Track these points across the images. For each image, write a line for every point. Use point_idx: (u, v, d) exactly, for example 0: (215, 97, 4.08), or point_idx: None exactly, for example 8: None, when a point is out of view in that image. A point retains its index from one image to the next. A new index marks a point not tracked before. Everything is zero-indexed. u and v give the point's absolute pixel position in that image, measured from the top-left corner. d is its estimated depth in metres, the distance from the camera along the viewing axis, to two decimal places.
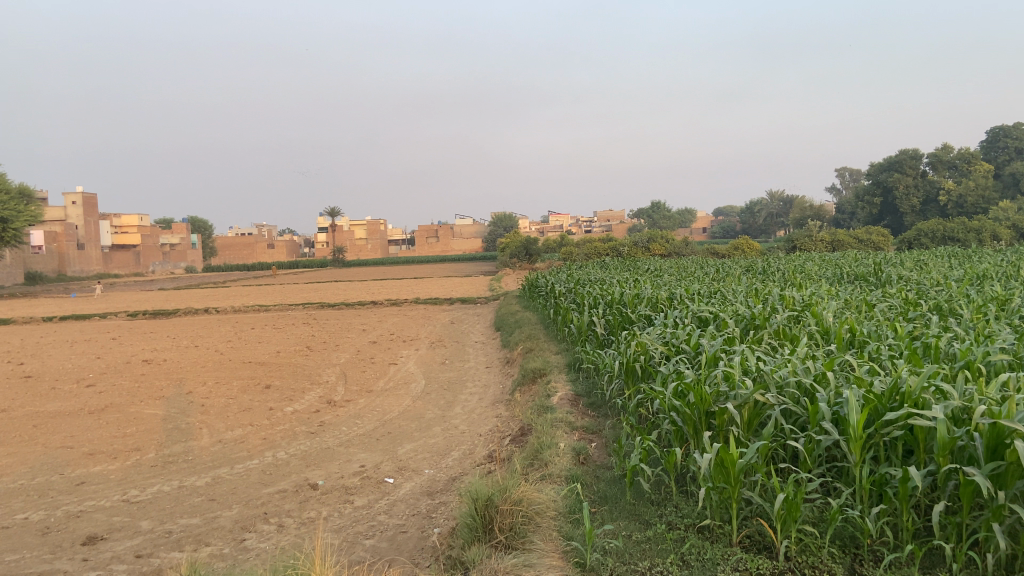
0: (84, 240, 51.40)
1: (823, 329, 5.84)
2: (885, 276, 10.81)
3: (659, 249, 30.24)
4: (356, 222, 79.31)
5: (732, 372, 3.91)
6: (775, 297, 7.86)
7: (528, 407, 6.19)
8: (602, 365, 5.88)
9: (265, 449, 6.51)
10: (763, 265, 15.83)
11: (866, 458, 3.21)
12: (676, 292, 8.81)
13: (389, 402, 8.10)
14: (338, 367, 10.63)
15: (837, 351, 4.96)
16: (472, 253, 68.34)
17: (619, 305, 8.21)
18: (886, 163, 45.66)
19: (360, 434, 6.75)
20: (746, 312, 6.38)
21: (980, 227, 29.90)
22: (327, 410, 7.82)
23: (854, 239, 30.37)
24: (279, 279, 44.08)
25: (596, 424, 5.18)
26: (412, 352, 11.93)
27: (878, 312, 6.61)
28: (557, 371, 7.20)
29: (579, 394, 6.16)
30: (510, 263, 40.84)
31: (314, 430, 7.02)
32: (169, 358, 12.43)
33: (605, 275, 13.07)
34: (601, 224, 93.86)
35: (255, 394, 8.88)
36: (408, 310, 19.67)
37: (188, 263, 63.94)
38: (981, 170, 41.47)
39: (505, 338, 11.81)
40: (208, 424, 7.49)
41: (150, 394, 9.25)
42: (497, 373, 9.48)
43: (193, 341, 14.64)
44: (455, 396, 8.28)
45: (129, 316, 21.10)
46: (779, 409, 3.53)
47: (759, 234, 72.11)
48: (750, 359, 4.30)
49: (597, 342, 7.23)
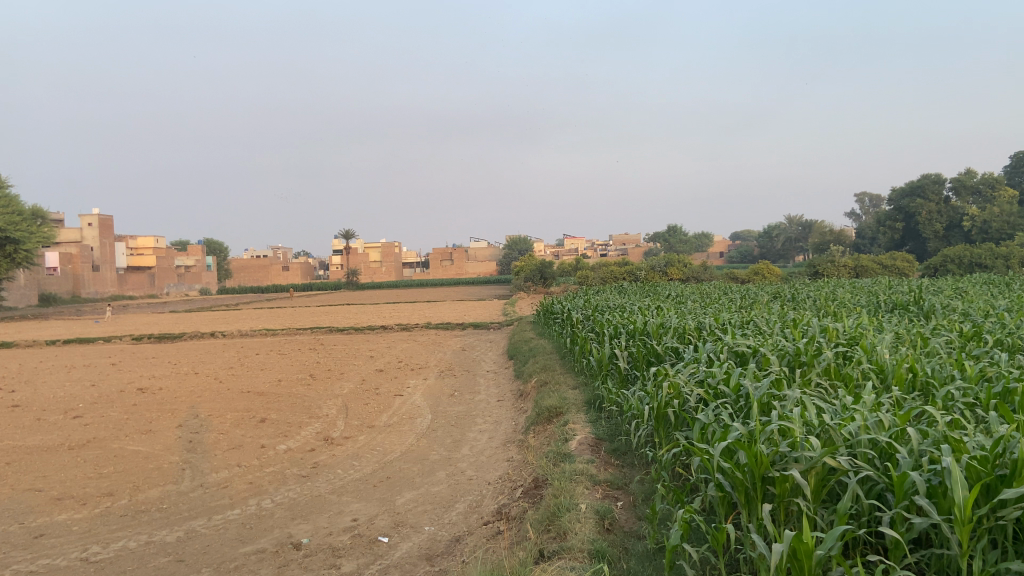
0: (99, 262, 51.35)
1: (879, 369, 5.17)
2: (925, 305, 10.06)
3: (677, 274, 29.53)
4: (372, 246, 79.09)
5: (790, 427, 3.25)
6: (816, 329, 7.17)
7: (543, 453, 5.52)
8: (627, 407, 5.23)
9: (249, 496, 5.85)
10: (791, 292, 15.08)
11: (977, 549, 2.55)
12: (705, 321, 8.13)
13: (391, 441, 7.44)
14: (340, 399, 9.97)
15: (904, 396, 4.30)
16: (487, 277, 67.78)
17: (643, 336, 7.55)
18: (908, 188, 44.83)
19: (356, 480, 6.07)
20: (788, 346, 5.71)
21: (1007, 253, 28.91)
22: (323, 449, 7.16)
23: (878, 266, 29.50)
24: (293, 301, 43.67)
25: (622, 478, 4.51)
26: (420, 382, 11.25)
27: (937, 348, 5.92)
28: (575, 410, 6.51)
29: (601, 438, 5.50)
30: (525, 287, 40.18)
31: (306, 473, 6.35)
32: (166, 387, 11.83)
33: (625, 301, 12.37)
34: (617, 248, 93.26)
35: (248, 429, 8.23)
36: (419, 336, 19.03)
37: (203, 285, 63.79)
38: (1006, 196, 40.56)
39: (519, 368, 11.14)
40: (193, 465, 6.83)
41: (138, 428, 8.63)
42: (510, 408, 8.80)
43: (194, 368, 14.07)
44: (463, 434, 7.60)
45: (135, 340, 20.61)
46: (857, 479, 2.87)
47: (776, 259, 71.21)
48: (808, 409, 3.64)
49: (621, 378, 6.55)
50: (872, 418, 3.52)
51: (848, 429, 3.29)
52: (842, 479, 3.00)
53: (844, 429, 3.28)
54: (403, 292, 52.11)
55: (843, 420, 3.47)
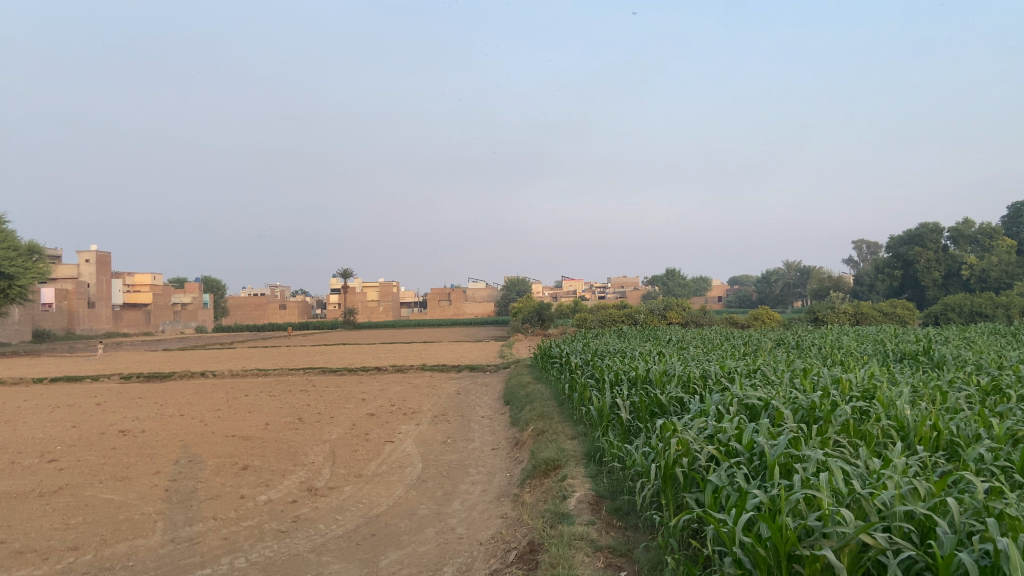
0: (95, 298, 50.94)
1: (900, 427, 4.83)
2: (936, 355, 9.72)
3: (676, 318, 29.19)
4: (370, 286, 78.85)
5: (817, 495, 2.89)
6: (827, 379, 6.82)
7: (538, 513, 5.13)
8: (631, 463, 4.86)
9: (222, 553, 5.41)
10: (794, 339, 14.73)
11: None
12: (710, 369, 7.78)
13: (379, 492, 7.02)
14: (328, 445, 9.55)
15: (932, 457, 3.95)
16: (485, 318, 67.40)
17: (645, 384, 7.19)
18: (906, 235, 44.80)
19: (337, 537, 5.64)
20: (802, 399, 5.36)
21: (1008, 303, 28.65)
22: (305, 501, 6.73)
23: (878, 313, 29.22)
24: (288, 341, 43.25)
25: (625, 544, 4.12)
26: (412, 427, 10.83)
27: (959, 404, 5.57)
28: (574, 464, 6.13)
29: (601, 496, 5.11)
30: (523, 328, 39.81)
31: (285, 528, 5.92)
32: (149, 429, 11.39)
33: (625, 346, 12.00)
34: (615, 291, 93.15)
35: (229, 478, 7.80)
36: (413, 378, 18.60)
37: (199, 322, 63.30)
38: (1004, 245, 40.49)
39: (515, 414, 10.74)
40: (166, 517, 6.40)
41: (113, 474, 8.20)
42: (505, 457, 8.39)
43: (180, 409, 13.63)
44: (454, 486, 7.18)
45: (123, 378, 20.12)
46: (897, 560, 2.50)
47: (775, 304, 71.03)
48: (833, 474, 3.29)
49: (623, 429, 6.19)
50: (905, 483, 3.16)
51: (882, 497, 2.93)
52: (878, 558, 2.64)
53: (876, 498, 2.92)
54: (400, 333, 51.70)
55: (874, 486, 3.11)
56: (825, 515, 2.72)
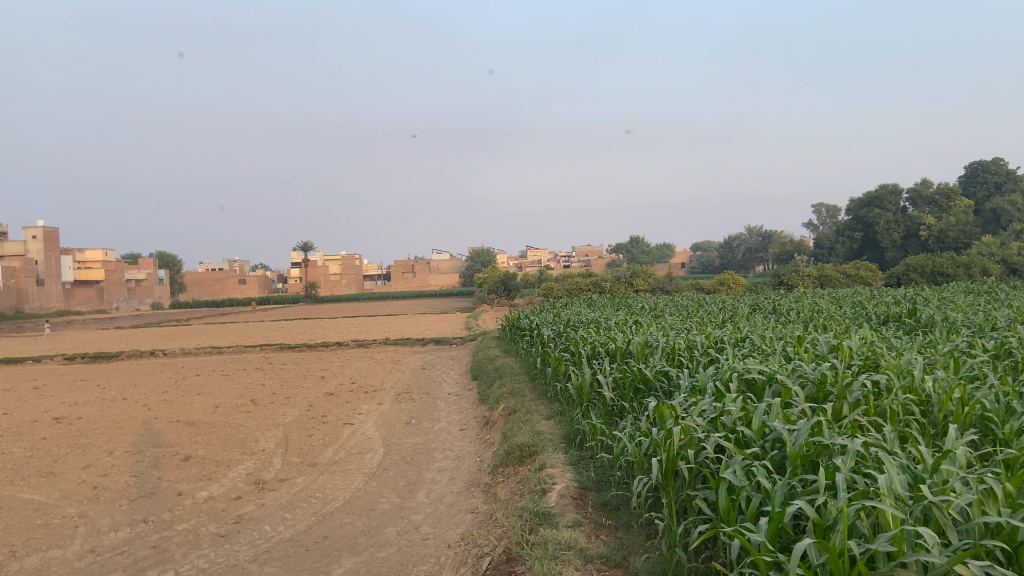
0: (44, 276, 48.83)
1: (920, 401, 4.29)
2: (923, 316, 9.26)
3: (643, 285, 28.75)
4: (331, 259, 77.43)
5: (882, 507, 2.26)
6: (823, 344, 6.25)
7: (514, 510, 4.48)
8: (619, 451, 4.24)
9: (149, 566, 4.66)
10: (769, 304, 14.25)
11: None
12: (695, 338, 7.19)
13: (334, 484, 6.31)
14: (280, 429, 8.83)
15: (977, 440, 3.37)
16: (449, 289, 66.54)
17: (626, 358, 6.58)
18: (866, 198, 44.90)
19: (284, 542, 4.92)
20: (809, 371, 4.76)
21: (969, 262, 28.66)
22: (251, 497, 6.03)
23: (842, 275, 29.05)
24: (247, 316, 42.03)
25: (620, 552, 3.49)
26: (373, 407, 10.11)
27: (974, 373, 5.02)
28: (552, 449, 5.51)
29: (585, 488, 4.50)
30: (488, 299, 39.06)
31: (224, 532, 5.19)
32: (87, 416, 10.50)
33: (599, 315, 11.37)
34: (580, 259, 92.79)
35: (168, 471, 7.03)
36: (375, 353, 17.83)
37: (155, 300, 61.49)
38: (962, 205, 40.70)
39: (483, 391, 10.09)
40: (89, 521, 5.63)
41: (39, 469, 7.39)
42: (473, 440, 7.74)
43: (124, 392, 12.71)
44: (419, 474, 6.52)
45: (67, 360, 19.05)
46: None
47: (738, 269, 71.20)
48: (882, 471, 2.68)
49: (606, 410, 5.56)
50: (973, 481, 2.54)
51: (958, 506, 2.29)
52: None
53: (951, 506, 2.28)
54: (363, 306, 50.62)
55: (938, 488, 2.48)
56: (899, 539, 2.07)
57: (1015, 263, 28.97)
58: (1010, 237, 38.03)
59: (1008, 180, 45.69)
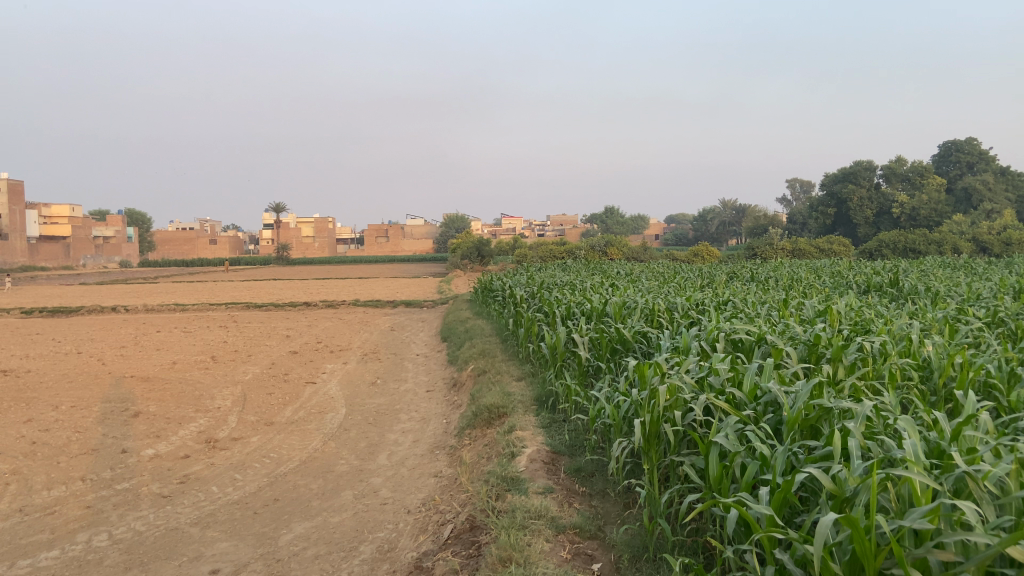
0: (6, 229, 47.32)
1: (919, 365, 3.99)
2: (905, 285, 9.02)
3: (618, 254, 28.51)
4: (303, 221, 76.26)
5: (910, 477, 1.93)
6: (810, 309, 5.94)
7: (481, 476, 4.12)
8: (596, 412, 3.89)
9: (80, 528, 4.25)
10: (747, 272, 14.00)
11: None
12: (676, 300, 6.87)
13: (290, 444, 5.93)
14: (239, 387, 8.42)
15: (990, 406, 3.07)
16: (422, 254, 65.86)
17: (603, 319, 6.24)
18: (841, 174, 44.92)
19: (231, 505, 4.54)
20: (800, 332, 4.44)
21: (940, 239, 28.73)
22: (200, 456, 5.63)
23: (816, 249, 29.01)
24: (214, 276, 41.18)
25: (594, 521, 3.17)
26: (338, 366, 9.74)
27: (971, 339, 4.73)
28: (522, 411, 5.19)
29: (557, 454, 4.17)
30: (462, 265, 38.51)
31: (167, 493, 4.79)
32: (37, 369, 9.98)
33: (574, 278, 11.02)
34: (555, 228, 92.49)
35: (113, 428, 6.58)
36: (344, 313, 17.42)
37: (121, 257, 60.16)
38: (935, 183, 40.91)
39: (453, 352, 9.74)
40: (22, 478, 5.19)
41: None
42: (440, 401, 7.38)
43: (77, 347, 12.15)
44: (381, 435, 6.17)
45: (22, 313, 18.36)
46: None
47: (712, 241, 71.40)
48: (901, 438, 2.35)
49: (581, 370, 5.22)
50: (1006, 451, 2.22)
51: (994, 479, 1.97)
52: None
53: (988, 478, 1.96)
54: (336, 269, 49.86)
55: (968, 457, 2.16)
56: (935, 514, 1.75)
57: (986, 241, 29.08)
58: (980, 215, 38.25)
59: (981, 159, 45.94)
